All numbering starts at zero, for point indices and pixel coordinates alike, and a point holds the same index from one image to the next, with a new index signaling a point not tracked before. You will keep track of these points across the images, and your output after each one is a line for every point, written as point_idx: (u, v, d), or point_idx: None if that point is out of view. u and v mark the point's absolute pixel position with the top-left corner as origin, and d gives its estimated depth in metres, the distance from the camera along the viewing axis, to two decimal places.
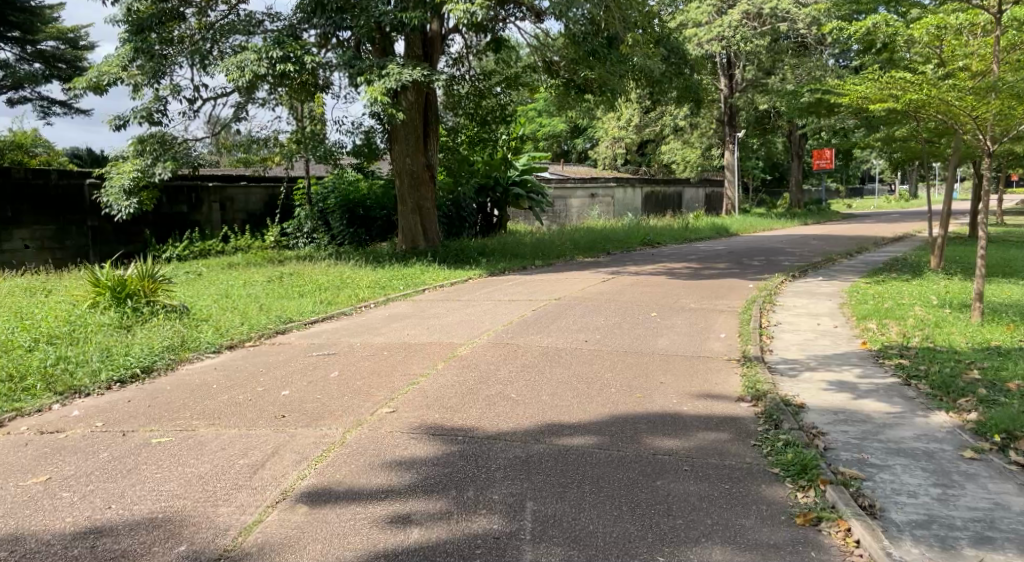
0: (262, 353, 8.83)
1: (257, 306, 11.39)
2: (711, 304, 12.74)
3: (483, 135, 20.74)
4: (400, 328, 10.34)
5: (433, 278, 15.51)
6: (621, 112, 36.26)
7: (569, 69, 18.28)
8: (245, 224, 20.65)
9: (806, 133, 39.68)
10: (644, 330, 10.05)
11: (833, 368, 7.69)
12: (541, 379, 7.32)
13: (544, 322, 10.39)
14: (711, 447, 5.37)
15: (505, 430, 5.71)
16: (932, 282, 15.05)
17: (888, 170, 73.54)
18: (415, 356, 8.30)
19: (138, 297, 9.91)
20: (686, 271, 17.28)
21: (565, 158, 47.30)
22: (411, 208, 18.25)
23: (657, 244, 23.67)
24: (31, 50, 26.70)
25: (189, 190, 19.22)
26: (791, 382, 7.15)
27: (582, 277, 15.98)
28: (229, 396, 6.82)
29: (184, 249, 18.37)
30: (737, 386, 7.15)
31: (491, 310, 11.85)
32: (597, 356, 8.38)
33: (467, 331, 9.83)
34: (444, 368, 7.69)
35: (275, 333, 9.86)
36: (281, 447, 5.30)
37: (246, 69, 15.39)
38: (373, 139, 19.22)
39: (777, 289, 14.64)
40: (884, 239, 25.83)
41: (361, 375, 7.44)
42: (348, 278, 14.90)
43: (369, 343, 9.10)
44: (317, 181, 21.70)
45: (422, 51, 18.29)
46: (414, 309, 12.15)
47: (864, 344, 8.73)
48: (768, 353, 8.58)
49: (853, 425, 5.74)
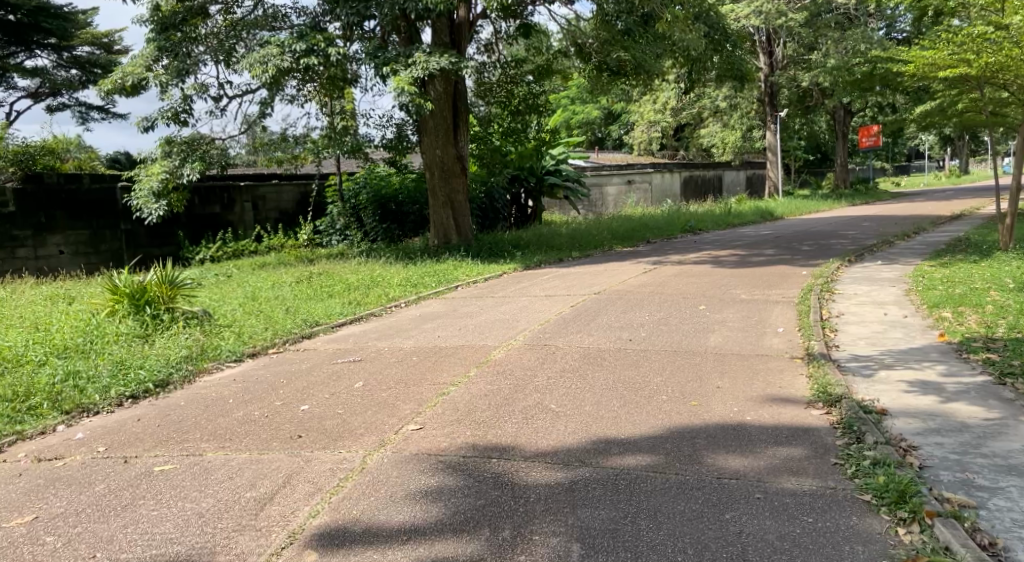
0: (285, 361, 8.24)
1: (284, 310, 10.83)
2: (762, 294, 12.03)
3: (515, 126, 19.63)
4: (432, 329, 9.77)
5: (467, 273, 14.92)
6: (658, 95, 35.31)
7: (600, 51, 17.64)
8: (278, 223, 20.18)
9: (851, 109, 38.34)
10: (694, 325, 9.41)
11: (912, 365, 7.40)
12: (584, 386, 6.68)
13: (586, 318, 9.79)
14: (782, 469, 4.73)
15: (545, 449, 5.06)
16: (1001, 265, 14.18)
17: (937, 145, 71.04)
18: (449, 362, 7.71)
19: (156, 303, 9.15)
20: (733, 258, 16.56)
21: (600, 145, 46.30)
22: (443, 201, 17.61)
23: (699, 230, 22.91)
24: (67, 57, 26.57)
25: (221, 191, 18.83)
26: (867, 385, 6.67)
27: (623, 268, 15.28)
28: (244, 412, 6.19)
29: (218, 250, 18.09)
30: (805, 390, 6.58)
31: (528, 306, 11.23)
32: (644, 357, 7.74)
33: (503, 331, 9.22)
34: (478, 375, 7.06)
35: (300, 338, 9.29)
36: (295, 475, 4.67)
37: (269, 64, 14.84)
38: (404, 131, 18.73)
39: (834, 275, 13.87)
40: (941, 217, 24.90)
41: (389, 386, 6.81)
42: (378, 275, 14.35)
43: (399, 348, 8.53)
44: (349, 177, 21.20)
45: (449, 39, 17.60)
46: (446, 308, 11.57)
47: (943, 337, 8.56)
48: (835, 351, 8.06)
49: (948, 436, 5.28)
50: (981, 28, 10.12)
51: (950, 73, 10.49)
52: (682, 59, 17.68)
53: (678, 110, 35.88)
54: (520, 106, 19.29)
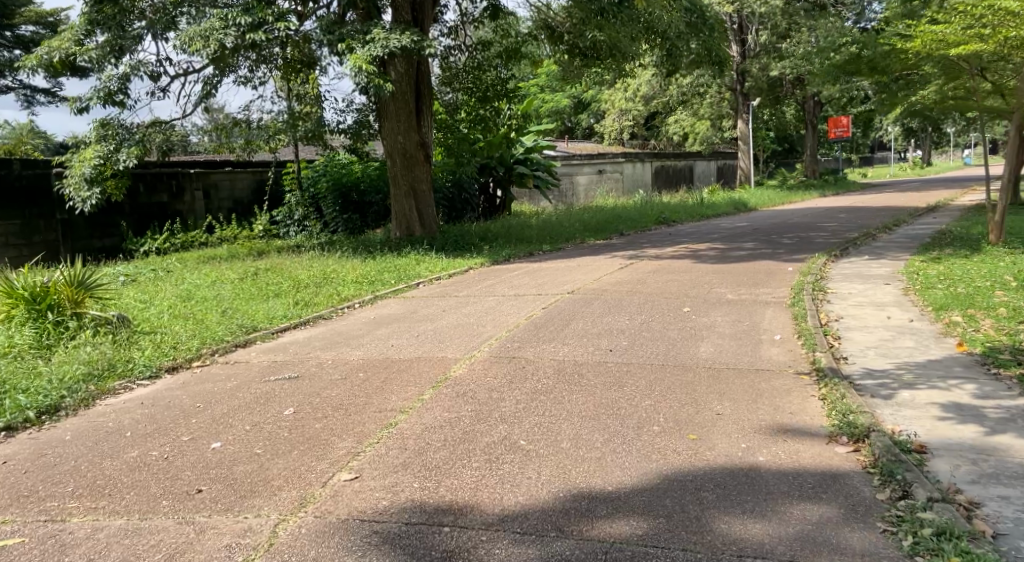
0: (209, 377, 7.03)
1: (219, 312, 9.62)
2: (750, 293, 11.01)
3: (484, 114, 18.15)
4: (385, 336, 8.62)
5: (430, 268, 13.78)
6: (628, 83, 34.37)
7: (574, 34, 16.60)
8: (231, 213, 18.89)
9: (821, 98, 37.34)
10: (679, 332, 8.35)
11: (937, 383, 6.38)
12: (559, 414, 5.58)
13: (558, 324, 8.70)
14: (813, 541, 3.71)
15: (512, 511, 3.99)
16: (996, 261, 13.33)
17: (903, 135, 70.90)
18: (399, 380, 6.56)
19: (61, 308, 7.89)
20: (713, 252, 15.57)
21: (569, 135, 45.24)
22: (405, 191, 16.39)
23: (674, 221, 21.92)
24: (9, 36, 24.79)
25: (169, 178, 17.44)
26: (893, 410, 5.65)
27: (596, 263, 14.19)
28: (140, 450, 5.00)
29: (164, 242, 16.78)
30: (823, 419, 5.53)
31: (494, 308, 10.10)
32: (628, 374, 6.67)
33: (465, 339, 8.09)
34: (434, 399, 5.91)
35: (233, 348, 8.08)
36: (177, 557, 3.61)
37: (211, 38, 13.47)
38: (366, 116, 17.53)
39: (822, 272, 12.90)
40: (918, 209, 24.18)
41: (324, 414, 5.63)
42: (331, 272, 13.16)
43: (343, 361, 7.38)
44: (307, 165, 19.96)
45: (411, 16, 16.36)
46: (405, 310, 10.40)
47: (962, 347, 7.57)
48: (844, 364, 7.05)
49: (1013, 486, 4.25)
50: (1001, 3, 9.25)
51: (962, 49, 9.93)
52: (658, 43, 16.61)
53: (648, 99, 34.91)
54: (488, 92, 17.86)
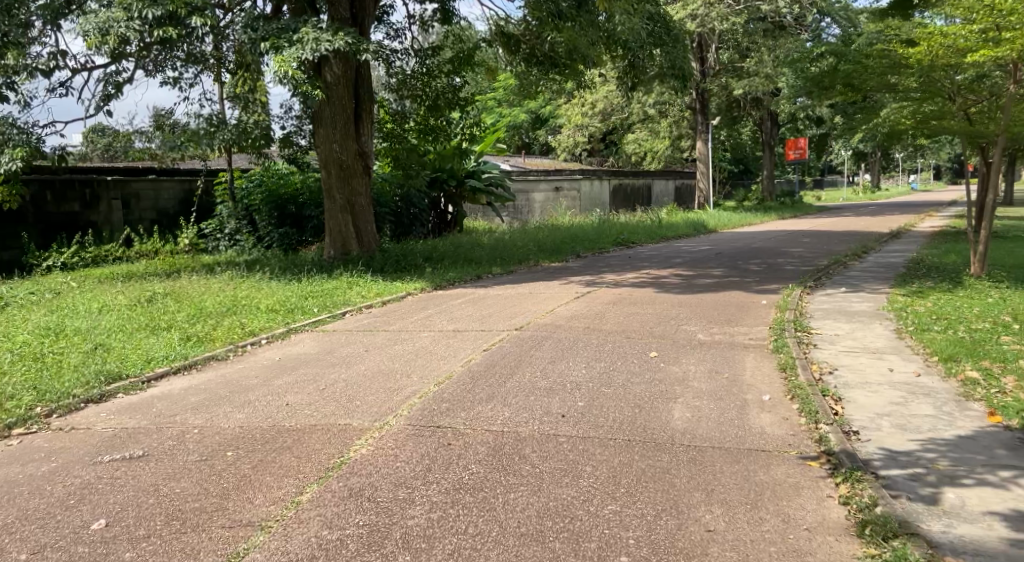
0: (27, 453, 5.21)
1: (86, 350, 7.78)
2: (724, 332, 9.51)
3: (435, 123, 16.39)
4: (288, 388, 6.88)
5: (364, 294, 12.07)
6: (585, 98, 32.98)
7: (535, 36, 15.11)
8: (155, 225, 16.88)
9: (777, 117, 36.34)
10: (648, 388, 6.77)
11: (984, 477, 4.86)
12: (488, 533, 3.97)
13: (500, 375, 7.06)
14: None
15: None
16: (986, 297, 12.05)
17: (853, 159, 71.12)
18: (279, 466, 4.84)
19: None
20: (677, 280, 14.09)
21: (527, 152, 43.81)
22: (341, 205, 14.61)
23: (633, 243, 20.48)
24: None
25: (81, 185, 15.46)
26: (944, 528, 4.13)
27: (550, 290, 12.59)
28: None
29: (71, 257, 14.80)
30: (855, 544, 3.99)
31: (429, 347, 8.43)
32: (589, 457, 5.05)
33: (383, 398, 6.40)
34: (316, 504, 4.24)
35: (83, 405, 6.28)
36: None
37: (109, 31, 11.48)
38: (298, 125, 15.73)
39: (800, 306, 11.49)
40: (884, 234, 23.15)
41: (150, 533, 3.90)
42: (244, 298, 11.35)
43: (219, 431, 5.61)
44: (241, 173, 18.04)
45: (350, 15, 14.67)
46: (321, 348, 8.64)
47: (994, 417, 6.07)
48: (859, 443, 5.49)
49: None
50: None
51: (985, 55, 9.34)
52: (619, 52, 15.17)
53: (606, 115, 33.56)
54: (438, 100, 15.98)
